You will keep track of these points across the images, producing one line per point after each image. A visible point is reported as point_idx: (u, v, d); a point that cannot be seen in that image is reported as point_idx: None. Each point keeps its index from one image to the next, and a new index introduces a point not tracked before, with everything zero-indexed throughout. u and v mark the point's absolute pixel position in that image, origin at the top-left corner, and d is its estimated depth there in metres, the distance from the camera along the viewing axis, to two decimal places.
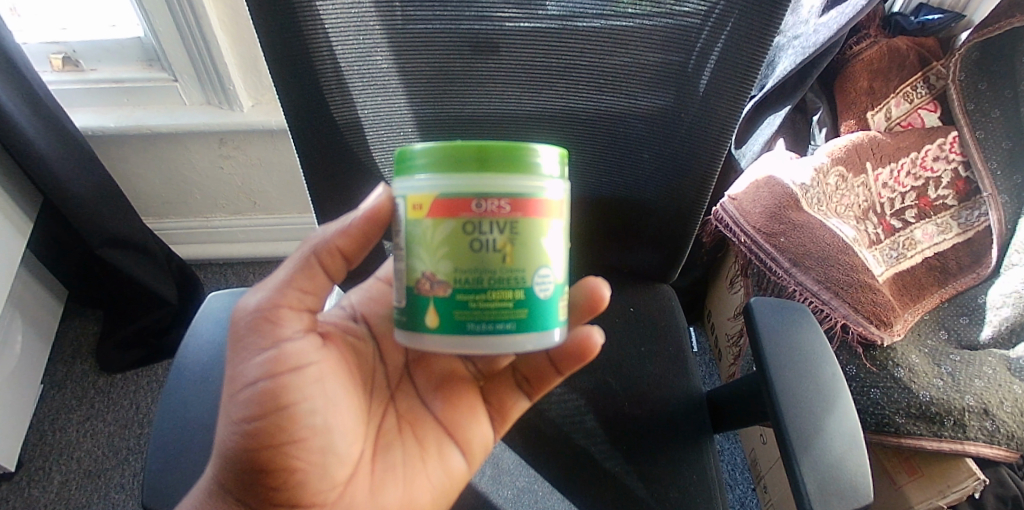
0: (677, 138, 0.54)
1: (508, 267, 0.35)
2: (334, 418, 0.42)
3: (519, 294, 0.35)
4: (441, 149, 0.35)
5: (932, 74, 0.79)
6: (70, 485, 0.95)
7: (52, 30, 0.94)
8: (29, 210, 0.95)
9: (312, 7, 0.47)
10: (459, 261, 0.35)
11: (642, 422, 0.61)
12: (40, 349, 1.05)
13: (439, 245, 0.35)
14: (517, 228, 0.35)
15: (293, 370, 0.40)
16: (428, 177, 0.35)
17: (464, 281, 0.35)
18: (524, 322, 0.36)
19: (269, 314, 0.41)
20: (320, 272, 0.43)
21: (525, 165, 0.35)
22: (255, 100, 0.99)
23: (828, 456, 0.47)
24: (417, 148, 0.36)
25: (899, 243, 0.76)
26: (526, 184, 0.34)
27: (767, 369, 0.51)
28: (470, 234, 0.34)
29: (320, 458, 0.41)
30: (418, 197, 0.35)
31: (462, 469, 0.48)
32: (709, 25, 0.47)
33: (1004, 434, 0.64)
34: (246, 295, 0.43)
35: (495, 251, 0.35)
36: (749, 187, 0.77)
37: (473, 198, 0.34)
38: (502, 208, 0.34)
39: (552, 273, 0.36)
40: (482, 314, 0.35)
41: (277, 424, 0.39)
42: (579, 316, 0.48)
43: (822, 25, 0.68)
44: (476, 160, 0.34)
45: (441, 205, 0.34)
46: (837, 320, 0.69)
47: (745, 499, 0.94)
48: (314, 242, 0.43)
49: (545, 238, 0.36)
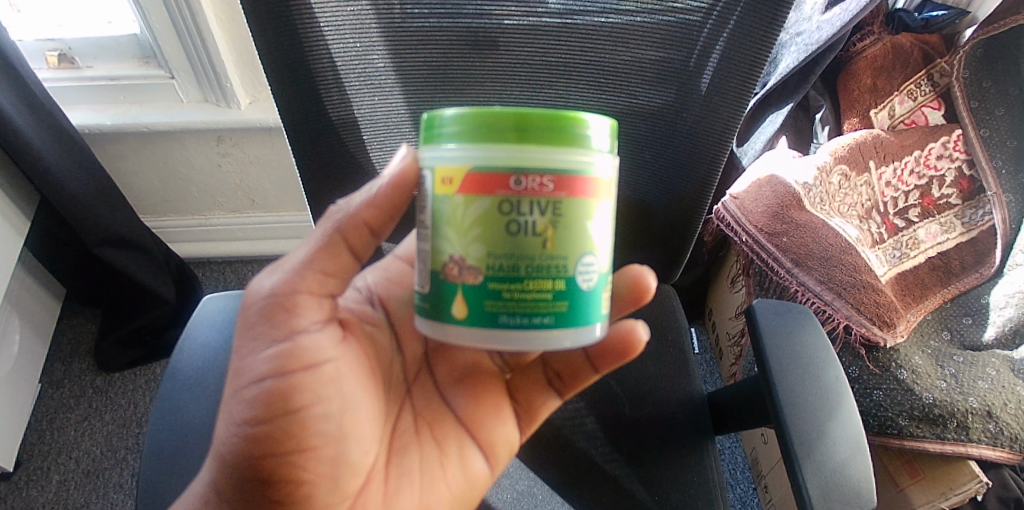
0: (678, 140, 0.54)
1: (549, 253, 0.33)
2: (349, 423, 0.40)
3: (560, 285, 0.33)
4: (475, 117, 0.33)
5: (935, 72, 0.78)
6: (68, 484, 0.95)
7: (47, 27, 0.94)
8: (25, 209, 0.94)
9: (313, 20, 0.47)
10: (494, 244, 0.33)
11: (644, 425, 0.60)
12: (39, 347, 1.04)
13: (470, 226, 0.33)
14: (560, 210, 0.32)
15: (307, 367, 0.38)
16: (464, 145, 0.33)
17: (498, 268, 0.33)
18: (563, 316, 0.34)
19: (284, 300, 0.38)
20: (343, 252, 0.40)
21: (572, 138, 0.32)
22: (253, 98, 0.98)
23: (838, 464, 0.46)
24: (452, 113, 0.33)
25: (901, 242, 0.76)
26: (572, 160, 0.32)
27: (772, 373, 0.50)
28: (507, 214, 0.32)
29: (331, 468, 0.39)
30: (450, 168, 0.33)
31: (483, 472, 0.47)
32: (711, 21, 0.46)
33: (1007, 436, 0.64)
34: (260, 275, 0.40)
35: (535, 235, 0.33)
36: (751, 186, 0.76)
37: (511, 174, 0.32)
38: (544, 186, 0.32)
39: (596, 262, 0.35)
40: (517, 306, 0.33)
41: (284, 430, 0.37)
42: (622, 307, 0.47)
43: (825, 22, 0.67)
44: (518, 130, 0.32)
45: (475, 180, 0.32)
46: (840, 321, 0.68)
47: (746, 499, 0.93)
48: (337, 216, 0.40)
49: (591, 222, 0.34)
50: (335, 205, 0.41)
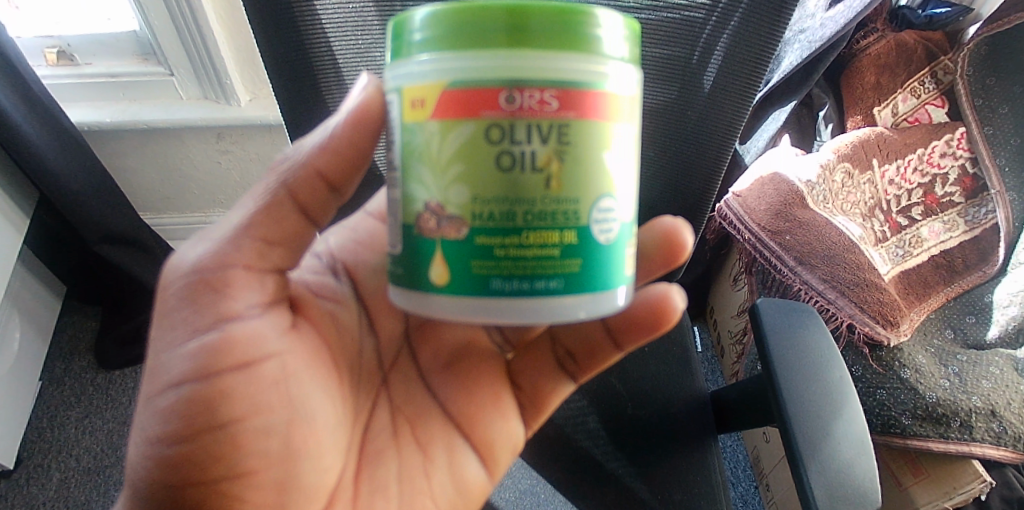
0: (681, 139, 0.53)
1: (553, 192, 0.28)
2: (299, 435, 0.36)
3: (570, 237, 0.29)
4: (452, 17, 0.27)
5: (939, 69, 0.77)
6: (69, 482, 0.94)
7: (47, 25, 0.94)
8: (24, 206, 0.94)
9: (315, 16, 0.46)
10: (480, 185, 0.28)
11: (647, 424, 0.60)
12: (40, 345, 1.04)
13: (449, 162, 0.28)
14: (564, 134, 0.28)
15: (238, 368, 0.34)
16: (441, 52, 0.28)
17: (485, 216, 0.28)
18: (574, 278, 0.29)
19: (209, 277, 0.34)
20: (289, 207, 0.36)
21: (577, 39, 0.27)
22: (252, 95, 0.96)
23: (841, 464, 0.46)
24: (425, 13, 0.28)
25: (905, 240, 0.75)
26: (580, 69, 0.27)
27: (774, 369, 0.50)
28: (498, 144, 0.27)
29: (276, 496, 0.35)
30: (423, 84, 0.28)
31: (477, 473, 0.43)
32: (714, 18, 0.46)
33: (1011, 436, 0.63)
34: (183, 248, 0.36)
35: (534, 171, 0.28)
36: (754, 184, 0.76)
37: (501, 88, 0.27)
38: (545, 103, 0.27)
39: (615, 207, 0.30)
40: (513, 267, 0.28)
41: (211, 450, 0.33)
42: (654, 268, 0.45)
43: (829, 19, 0.66)
44: (509, 30, 0.27)
45: (454, 98, 0.27)
46: (843, 320, 0.68)
47: (748, 497, 0.93)
48: (284, 164, 0.36)
49: (606, 151, 0.29)
50: (282, 154, 0.37)
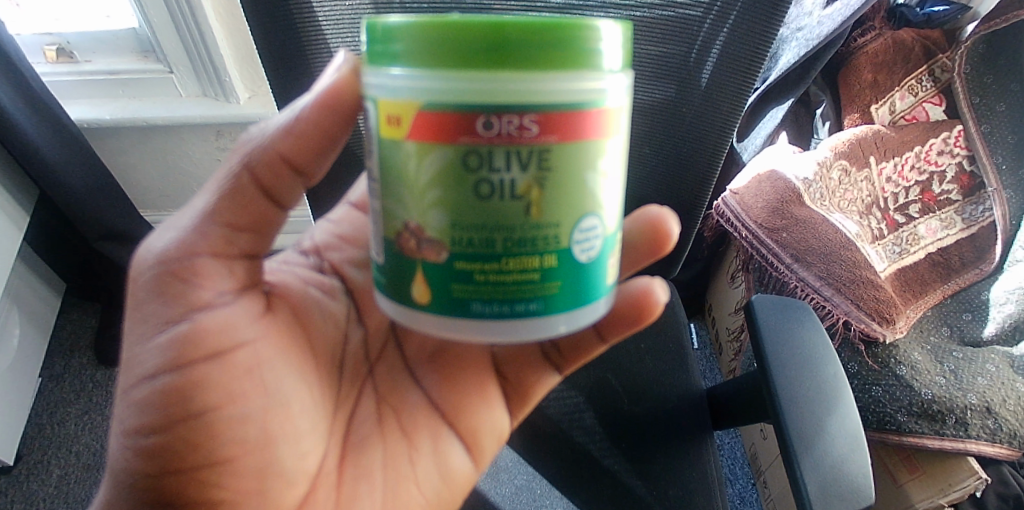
0: (678, 135, 0.53)
1: (534, 219, 0.28)
2: (275, 424, 0.36)
3: (549, 261, 0.29)
4: (430, 34, 0.26)
5: (936, 67, 0.78)
6: (69, 478, 0.94)
7: (46, 22, 0.94)
8: (24, 203, 0.94)
9: (314, 19, 0.47)
10: (458, 210, 0.28)
11: (641, 420, 0.60)
12: (40, 341, 1.04)
13: (428, 187, 0.28)
14: (544, 160, 0.27)
15: (211, 357, 0.34)
16: (417, 71, 0.27)
17: (466, 242, 0.28)
18: (554, 299, 0.30)
19: (176, 268, 0.34)
20: (253, 191, 0.35)
21: (561, 60, 0.26)
22: (251, 92, 0.97)
23: (835, 460, 0.46)
24: (401, 25, 0.27)
25: (902, 238, 0.76)
26: (560, 93, 0.26)
27: (767, 365, 0.50)
28: (476, 172, 0.27)
29: (257, 482, 0.35)
30: (399, 104, 0.27)
31: (462, 464, 0.44)
32: (711, 17, 0.46)
33: (1005, 432, 0.64)
34: (150, 237, 0.36)
35: (513, 198, 0.28)
36: (752, 181, 0.76)
37: (479, 115, 0.26)
38: (523, 130, 0.26)
39: (598, 224, 0.30)
40: (492, 291, 0.29)
41: (188, 439, 0.34)
42: (637, 260, 0.45)
43: (826, 17, 0.66)
44: (489, 51, 0.26)
45: (430, 122, 0.27)
46: (839, 317, 0.69)
47: (745, 495, 0.93)
48: (247, 144, 0.36)
49: (587, 173, 0.29)
50: (247, 133, 0.37)
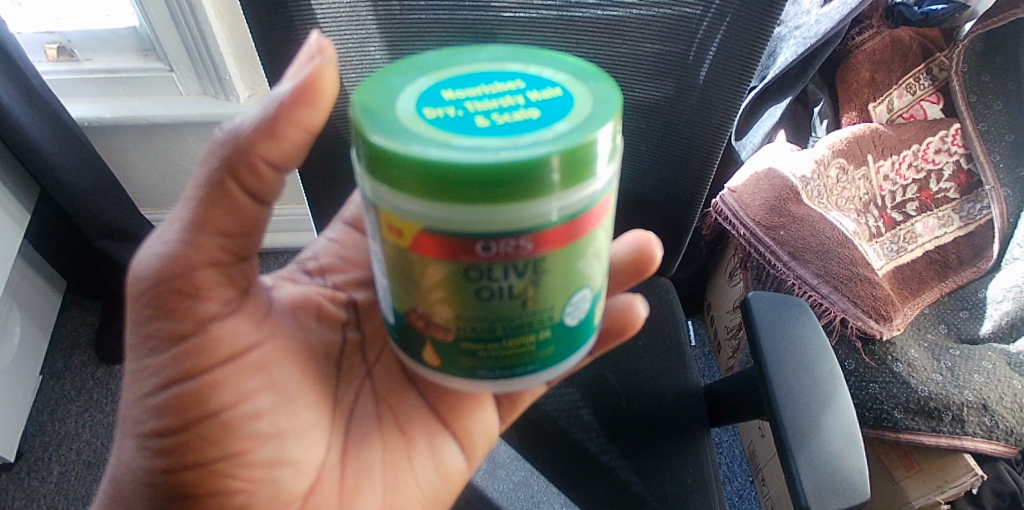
0: (676, 131, 0.54)
1: (529, 310, 0.27)
2: (284, 420, 0.36)
3: (545, 333, 0.29)
4: (416, 163, 0.22)
5: (934, 65, 0.78)
6: (70, 475, 0.95)
7: (47, 20, 0.94)
8: (25, 202, 0.94)
9: (312, 15, 0.45)
10: (461, 307, 0.27)
11: (638, 417, 0.61)
12: (40, 339, 1.05)
13: (431, 287, 0.26)
14: (541, 267, 0.25)
15: (225, 361, 0.34)
16: (410, 199, 0.23)
17: (470, 330, 0.28)
18: (551, 357, 0.30)
19: (171, 273, 0.32)
20: (233, 194, 0.31)
21: (561, 180, 0.23)
22: (251, 90, 0.97)
23: (830, 457, 0.46)
24: (383, 147, 0.23)
25: (899, 236, 0.76)
26: (557, 213, 0.24)
27: (766, 364, 0.50)
28: (476, 282, 0.25)
29: (267, 472, 0.36)
30: (398, 219, 0.25)
31: (456, 462, 0.46)
32: (709, 16, 0.45)
33: (1002, 429, 0.63)
34: (143, 249, 0.33)
35: (511, 297, 0.26)
36: (749, 179, 0.76)
37: (476, 243, 0.24)
38: (521, 250, 0.24)
39: (591, 287, 0.29)
40: (495, 361, 0.29)
41: (203, 436, 0.34)
42: (621, 282, 0.47)
43: (824, 16, 0.66)
44: (482, 184, 0.22)
45: (428, 241, 0.24)
46: (835, 315, 0.69)
47: (744, 493, 0.94)
48: (223, 142, 0.30)
49: (583, 258, 0.27)
50: (223, 130, 0.31)
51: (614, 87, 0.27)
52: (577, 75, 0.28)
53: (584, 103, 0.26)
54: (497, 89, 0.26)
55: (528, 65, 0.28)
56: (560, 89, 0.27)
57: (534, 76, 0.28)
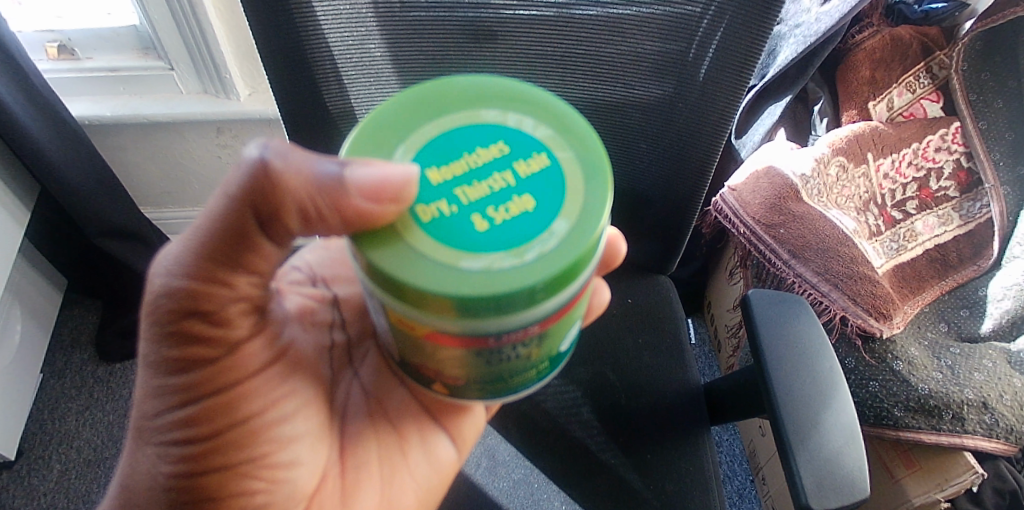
0: (675, 127, 0.53)
1: (534, 360, 0.29)
2: (300, 425, 0.37)
3: (546, 365, 0.30)
4: (429, 292, 0.23)
5: (934, 64, 0.78)
6: (71, 473, 0.96)
7: (47, 19, 0.94)
8: (26, 201, 0.94)
9: (311, 12, 0.45)
10: (471, 370, 0.28)
11: (640, 416, 0.61)
12: (41, 337, 1.05)
13: (441, 359, 0.27)
14: (545, 335, 0.27)
15: (249, 378, 0.35)
16: (420, 312, 0.24)
17: (480, 381, 0.29)
18: (550, 375, 0.32)
19: (202, 308, 0.31)
20: (252, 224, 0.29)
21: (566, 279, 0.24)
22: (252, 89, 0.97)
23: (831, 454, 0.46)
24: (392, 274, 0.23)
25: (899, 234, 0.76)
26: (560, 302, 0.25)
27: (768, 366, 0.50)
28: (487, 358, 0.26)
29: (284, 473, 0.36)
30: (407, 319, 0.25)
31: (450, 455, 0.45)
32: (709, 16, 0.45)
33: (1003, 427, 0.64)
34: (153, 266, 0.32)
35: (517, 358, 0.27)
36: (749, 178, 0.75)
37: (488, 339, 0.25)
38: (528, 335, 0.25)
39: (582, 315, 0.31)
40: (502, 392, 0.30)
41: (233, 441, 0.34)
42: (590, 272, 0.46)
43: (824, 14, 0.66)
44: (495, 303, 0.23)
45: (440, 337, 0.25)
46: (836, 313, 0.70)
47: (744, 491, 0.94)
48: (257, 192, 0.27)
49: (579, 309, 0.28)
50: (264, 160, 0.27)
51: (597, 146, 0.27)
52: (559, 127, 0.27)
53: (575, 181, 0.26)
54: (482, 162, 0.26)
55: (505, 114, 0.27)
56: (547, 154, 0.26)
57: (515, 133, 0.27)
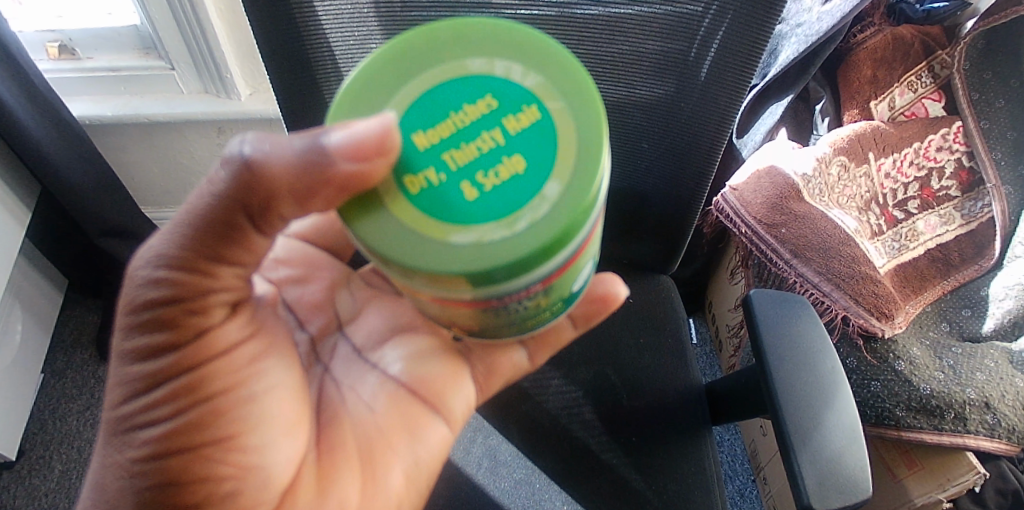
0: (676, 127, 0.53)
1: (545, 306, 0.29)
2: (271, 406, 0.36)
3: (561, 306, 0.31)
4: (426, 267, 0.24)
5: (936, 63, 0.78)
6: (71, 473, 0.96)
7: (48, 18, 0.94)
8: (27, 201, 0.94)
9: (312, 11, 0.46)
10: (482, 322, 0.29)
11: (641, 415, 0.61)
12: (41, 336, 1.05)
13: (452, 316, 0.28)
14: (548, 291, 0.27)
15: (216, 356, 0.34)
16: (422, 284, 0.25)
17: (495, 329, 0.30)
18: (568, 309, 0.32)
19: (180, 295, 0.32)
20: (238, 216, 0.30)
21: (559, 243, 0.25)
22: (253, 89, 0.97)
23: (833, 454, 0.46)
24: (388, 255, 0.25)
25: (901, 233, 0.76)
26: (557, 264, 0.25)
27: (768, 364, 0.50)
28: (493, 315, 0.27)
29: (254, 458, 0.35)
30: (412, 287, 0.27)
31: (437, 444, 0.44)
32: (710, 15, 0.45)
33: (1004, 428, 0.64)
34: (135, 263, 0.33)
35: (525, 310, 0.28)
36: (750, 177, 0.74)
37: (491, 302, 0.26)
38: (531, 294, 0.26)
39: (593, 255, 0.30)
40: (522, 329, 0.31)
41: (200, 421, 0.33)
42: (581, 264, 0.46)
43: (826, 13, 0.66)
44: (491, 273, 0.24)
45: (446, 301, 0.26)
46: (837, 313, 0.70)
47: (745, 491, 0.94)
48: (244, 187, 0.28)
49: (583, 258, 0.28)
50: (242, 156, 0.28)
51: (591, 91, 0.26)
52: (549, 72, 0.26)
53: (568, 137, 0.25)
54: (469, 120, 0.26)
55: (492, 63, 0.26)
56: (537, 106, 0.26)
57: (503, 83, 0.26)
